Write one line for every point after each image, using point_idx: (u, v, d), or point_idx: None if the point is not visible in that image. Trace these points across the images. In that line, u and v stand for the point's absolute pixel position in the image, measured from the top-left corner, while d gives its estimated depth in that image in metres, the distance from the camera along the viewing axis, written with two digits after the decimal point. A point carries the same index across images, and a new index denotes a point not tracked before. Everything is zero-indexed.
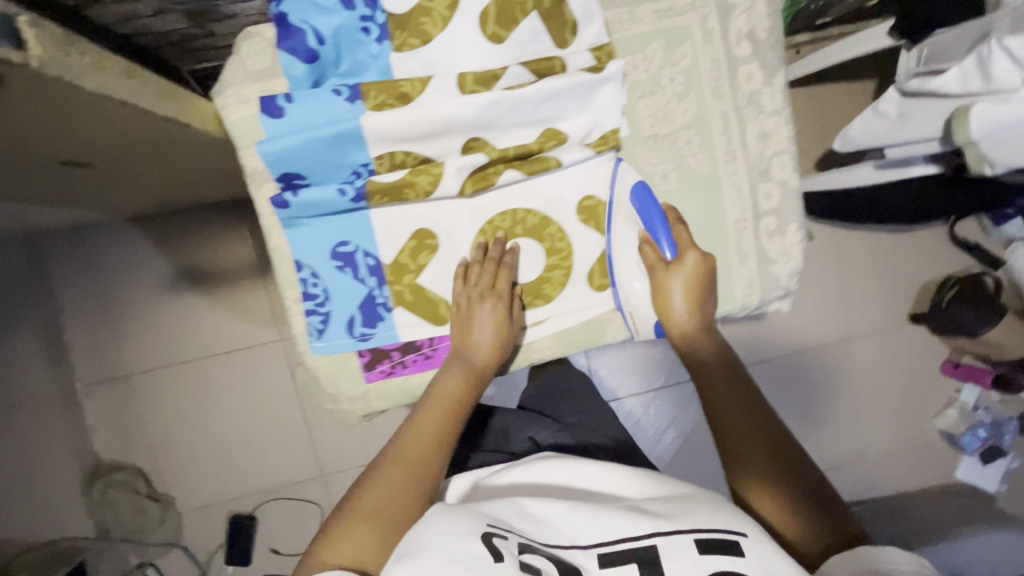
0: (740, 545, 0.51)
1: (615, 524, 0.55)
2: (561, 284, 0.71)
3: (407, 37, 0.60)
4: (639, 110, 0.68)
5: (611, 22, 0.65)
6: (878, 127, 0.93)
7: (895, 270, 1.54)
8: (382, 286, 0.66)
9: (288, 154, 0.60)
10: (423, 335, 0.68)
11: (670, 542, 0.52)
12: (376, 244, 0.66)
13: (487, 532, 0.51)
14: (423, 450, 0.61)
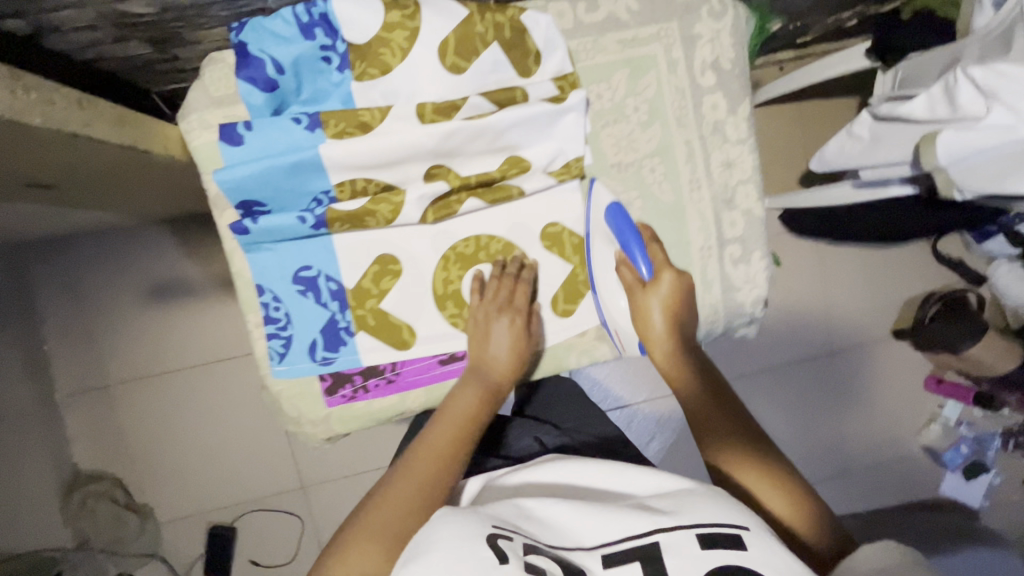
0: (742, 539, 0.48)
1: (617, 522, 0.52)
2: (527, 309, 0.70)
3: (366, 67, 0.59)
4: (603, 139, 0.68)
5: (575, 51, 0.65)
6: (852, 149, 0.92)
7: (879, 286, 1.54)
8: (344, 311, 0.65)
9: (246, 181, 0.59)
10: (385, 360, 0.66)
11: (673, 537, 0.49)
12: (338, 269, 0.64)
13: (492, 533, 0.49)
14: (433, 466, 0.58)
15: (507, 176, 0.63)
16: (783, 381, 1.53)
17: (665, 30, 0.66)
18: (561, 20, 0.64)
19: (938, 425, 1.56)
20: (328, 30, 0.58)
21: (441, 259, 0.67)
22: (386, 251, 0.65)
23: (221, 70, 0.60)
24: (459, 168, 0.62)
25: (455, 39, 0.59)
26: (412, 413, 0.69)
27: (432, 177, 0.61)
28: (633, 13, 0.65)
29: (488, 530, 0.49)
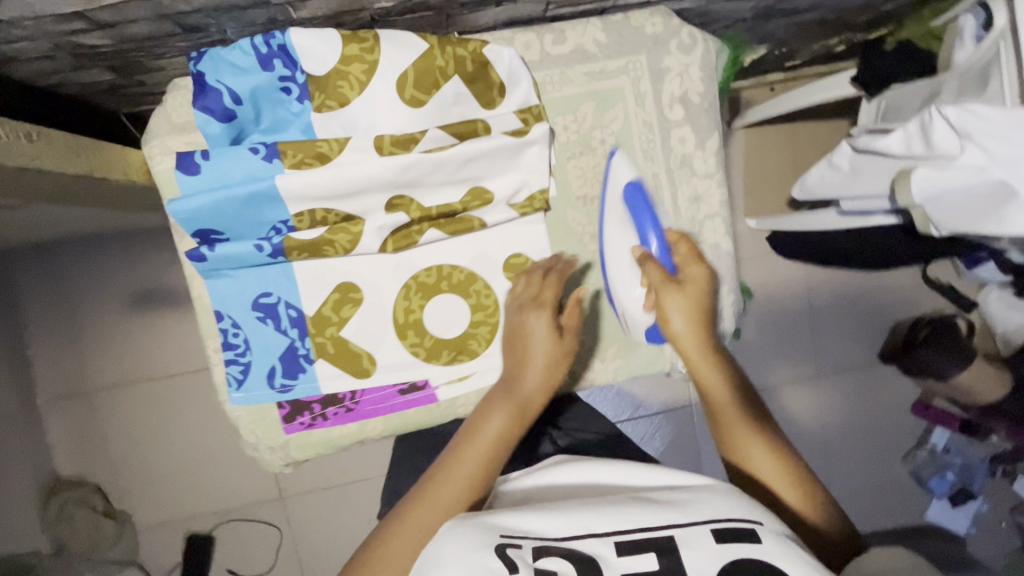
0: (758, 532, 0.44)
1: (622, 514, 0.46)
2: (488, 341, 0.66)
3: (324, 99, 0.56)
4: (569, 171, 0.66)
5: (541, 83, 0.63)
6: (833, 178, 0.92)
7: (866, 311, 1.53)
8: (303, 338, 0.63)
9: (198, 212, 0.56)
10: (342, 389, 0.64)
11: (685, 532, 0.44)
12: (298, 297, 0.63)
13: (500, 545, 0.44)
14: (460, 492, 0.53)
15: (469, 208, 0.62)
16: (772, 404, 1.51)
17: (634, 63, 0.64)
18: (528, 52, 0.62)
19: (924, 451, 1.55)
20: (287, 61, 0.54)
21: (400, 292, 0.64)
22: (346, 280, 0.63)
23: (183, 96, 0.58)
24: (422, 199, 0.61)
25: (414, 71, 0.56)
26: (373, 440, 0.68)
27: (394, 208, 0.60)
28: (601, 45, 0.63)
29: (495, 542, 0.44)
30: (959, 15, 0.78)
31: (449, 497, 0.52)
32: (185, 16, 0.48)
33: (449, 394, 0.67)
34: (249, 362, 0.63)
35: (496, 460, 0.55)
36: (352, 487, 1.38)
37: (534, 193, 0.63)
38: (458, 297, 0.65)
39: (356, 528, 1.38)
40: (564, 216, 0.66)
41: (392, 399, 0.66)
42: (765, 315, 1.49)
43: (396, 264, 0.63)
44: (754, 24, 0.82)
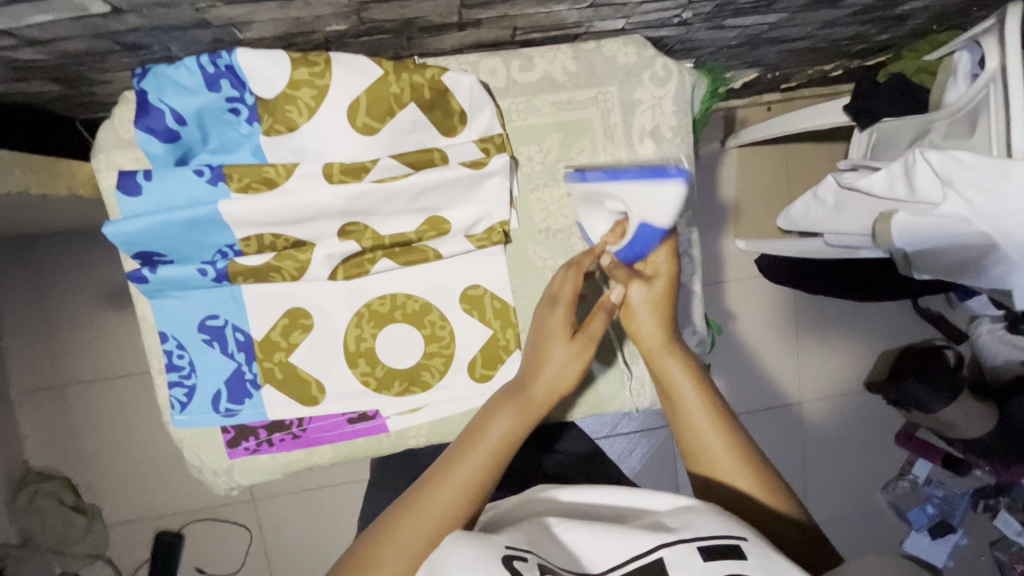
0: (743, 548, 0.40)
1: (619, 536, 0.43)
2: (442, 373, 0.64)
3: (273, 123, 0.54)
4: (531, 203, 0.63)
5: (506, 111, 0.61)
6: (816, 212, 0.89)
7: (855, 338, 1.50)
8: (250, 363, 0.62)
9: (136, 235, 0.54)
10: (288, 415, 0.63)
11: (674, 553, 0.41)
12: (246, 322, 0.61)
13: (507, 554, 0.40)
14: (458, 492, 0.48)
15: (425, 238, 0.60)
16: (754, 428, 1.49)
17: (604, 94, 0.62)
18: (494, 78, 0.60)
19: (906, 481, 1.53)
20: (235, 82, 0.52)
21: (354, 323, 0.62)
22: (294, 305, 0.61)
23: (131, 111, 0.57)
24: (377, 227, 0.59)
25: (369, 101, 0.54)
26: (321, 468, 0.67)
27: (347, 235, 0.59)
28: (570, 74, 0.61)
29: (500, 552, 0.40)
30: (954, 51, 0.75)
31: (448, 499, 0.48)
32: (122, 35, 0.46)
33: (400, 425, 0.65)
34: (193, 386, 0.62)
35: (500, 463, 0.51)
36: (324, 493, 1.37)
37: (493, 225, 0.61)
38: (412, 328, 0.63)
39: (326, 533, 1.38)
40: (525, 248, 0.64)
41: (341, 427, 0.64)
42: (752, 337, 1.47)
43: (347, 293, 0.62)
44: (738, 52, 0.79)
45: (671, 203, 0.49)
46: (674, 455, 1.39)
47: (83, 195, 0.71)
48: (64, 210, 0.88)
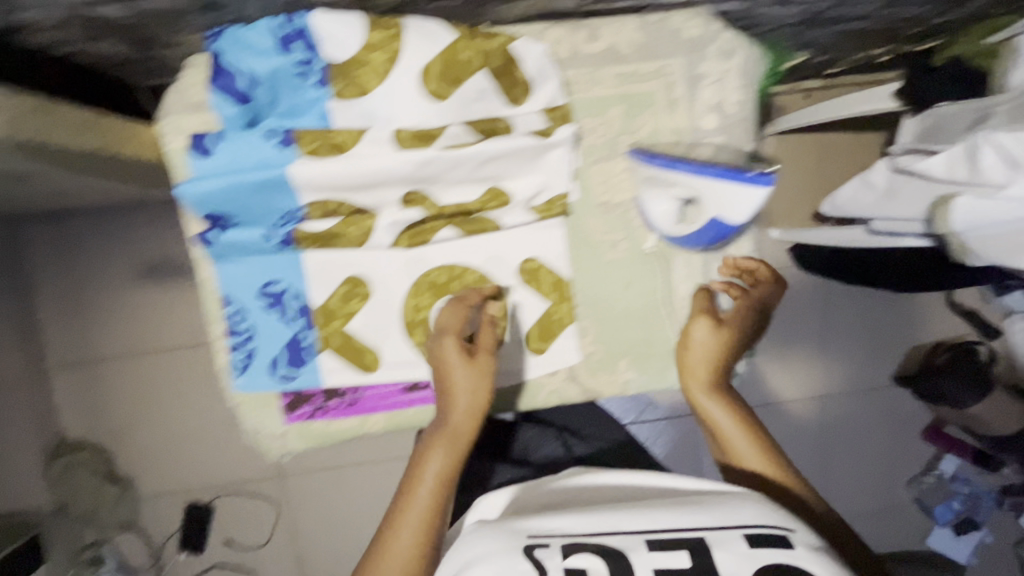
0: (791, 539, 0.46)
1: (654, 516, 0.49)
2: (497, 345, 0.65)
3: (344, 87, 0.54)
4: (592, 176, 0.62)
5: (570, 82, 0.60)
6: (866, 197, 0.88)
7: (887, 331, 1.48)
8: (309, 329, 0.62)
9: (207, 195, 0.55)
10: (345, 382, 0.63)
11: (714, 535, 0.46)
12: (307, 289, 0.62)
13: (530, 545, 0.46)
14: (411, 540, 0.52)
15: (486, 208, 0.61)
16: (782, 421, 1.48)
17: (668, 67, 0.61)
18: (559, 48, 0.59)
19: (932, 477, 1.50)
20: (307, 44, 0.52)
21: (412, 296, 0.63)
22: (356, 273, 0.62)
23: (197, 74, 0.57)
24: (439, 194, 0.59)
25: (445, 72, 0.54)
26: (373, 435, 0.67)
27: (410, 203, 0.59)
28: (636, 46, 0.60)
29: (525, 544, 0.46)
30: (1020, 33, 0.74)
31: (406, 547, 0.52)
32: None
33: None
34: (253, 350, 0.62)
35: (444, 497, 0.55)
36: (349, 470, 1.38)
37: (553, 197, 0.61)
38: None
39: (350, 510, 1.39)
40: (583, 222, 0.64)
41: (396, 396, 0.65)
42: (783, 329, 1.45)
43: (405, 262, 0.62)
44: (798, 29, 0.77)
45: (754, 205, 0.56)
46: (700, 443, 1.38)
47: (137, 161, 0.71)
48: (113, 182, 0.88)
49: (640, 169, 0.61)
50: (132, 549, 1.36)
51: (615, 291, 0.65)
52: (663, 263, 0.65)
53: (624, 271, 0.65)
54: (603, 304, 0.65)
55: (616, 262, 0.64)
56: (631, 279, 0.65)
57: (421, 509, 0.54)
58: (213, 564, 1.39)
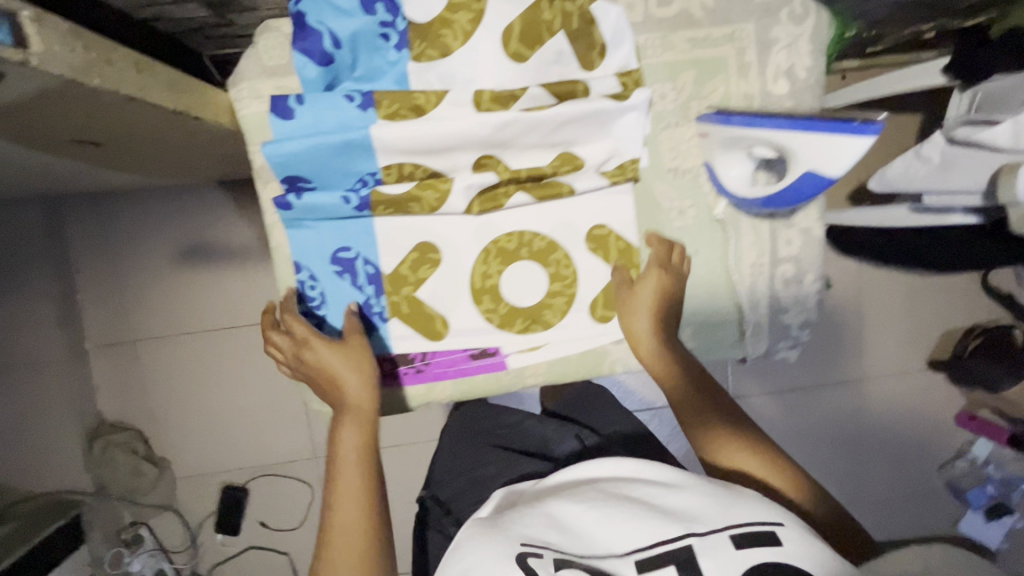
0: (779, 534, 0.46)
1: (640, 527, 0.49)
2: (564, 313, 0.65)
3: (426, 48, 0.58)
4: (661, 143, 0.63)
5: (642, 47, 0.61)
6: (918, 170, 0.87)
7: (927, 317, 1.43)
8: (379, 295, 0.64)
9: (288, 155, 0.57)
10: (414, 349, 0.65)
11: (702, 541, 0.47)
12: (378, 256, 0.63)
13: (522, 552, 0.47)
14: (361, 513, 0.54)
15: (558, 173, 0.61)
16: (821, 403, 1.46)
17: (740, 31, 0.61)
18: (631, 13, 0.60)
19: (964, 462, 1.48)
20: (390, 6, 0.57)
21: (485, 266, 0.63)
22: (425, 239, 0.63)
23: (275, 40, 0.58)
24: (512, 160, 0.61)
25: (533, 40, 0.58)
26: (440, 403, 0.69)
27: (480, 168, 0.60)
28: (707, 11, 0.61)
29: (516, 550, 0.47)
30: None
31: (359, 523, 0.54)
32: None
33: (522, 362, 0.67)
34: (325, 315, 0.64)
35: (371, 462, 0.58)
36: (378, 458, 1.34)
37: (625, 163, 0.61)
38: (537, 265, 0.64)
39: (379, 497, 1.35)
40: (653, 188, 0.64)
41: (463, 363, 0.66)
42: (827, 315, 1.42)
43: (479, 229, 0.63)
44: None
45: (855, 155, 0.51)
46: None
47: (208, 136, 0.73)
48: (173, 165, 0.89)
49: (717, 130, 0.59)
50: (170, 530, 1.37)
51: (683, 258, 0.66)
52: (730, 229, 0.65)
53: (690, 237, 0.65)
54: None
55: (684, 230, 0.65)
56: (697, 246, 0.65)
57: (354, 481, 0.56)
58: (249, 546, 1.38)
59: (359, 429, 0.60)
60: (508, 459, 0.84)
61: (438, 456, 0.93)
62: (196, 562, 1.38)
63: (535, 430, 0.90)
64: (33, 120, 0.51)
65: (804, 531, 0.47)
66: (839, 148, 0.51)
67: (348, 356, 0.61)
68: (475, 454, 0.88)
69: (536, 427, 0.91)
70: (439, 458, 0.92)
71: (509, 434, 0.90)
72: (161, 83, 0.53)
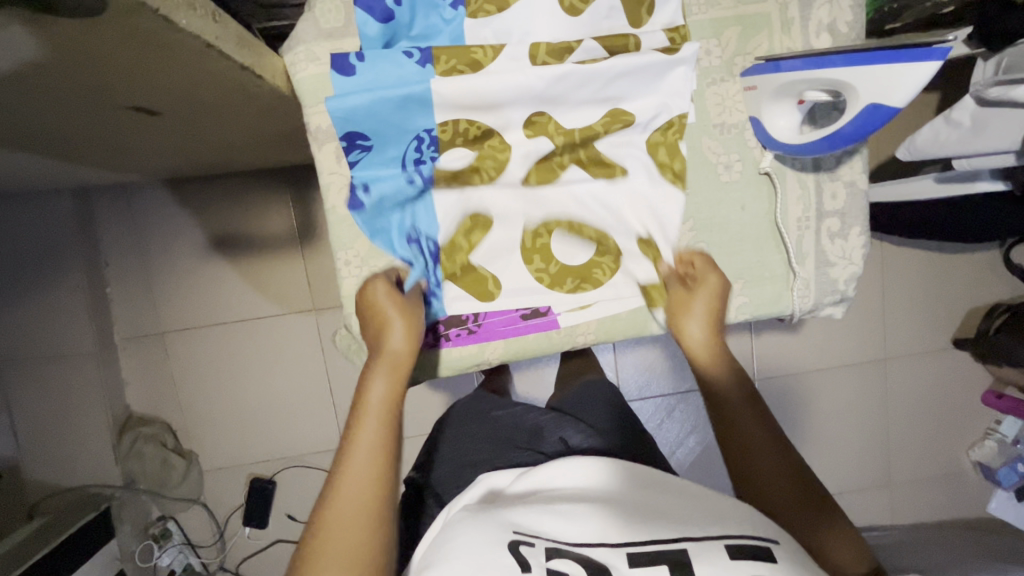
0: (774, 551, 0.51)
1: (642, 531, 0.54)
2: (612, 271, 0.71)
3: (483, 3, 0.63)
4: (708, 98, 0.68)
5: (688, 3, 0.66)
6: (949, 136, 0.87)
7: (951, 295, 1.43)
8: (434, 266, 0.68)
9: (351, 108, 0.63)
10: (467, 310, 0.69)
11: (697, 547, 0.51)
12: (438, 228, 0.68)
13: (514, 540, 0.52)
14: (373, 466, 0.56)
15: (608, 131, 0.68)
16: (851, 385, 1.45)
17: None
18: None
19: (992, 441, 1.45)
20: None
21: (537, 237, 0.70)
22: (481, 210, 0.69)
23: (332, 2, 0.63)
24: (561, 119, 0.67)
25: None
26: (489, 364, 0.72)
27: (530, 125, 0.67)
28: None
29: (510, 537, 0.53)
30: None
31: (370, 476, 0.55)
32: None
33: (573, 321, 0.71)
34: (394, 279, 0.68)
35: (392, 418, 0.59)
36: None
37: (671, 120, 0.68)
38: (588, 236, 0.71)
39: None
40: (699, 143, 0.69)
41: (515, 323, 0.70)
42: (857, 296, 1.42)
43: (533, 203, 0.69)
44: None
45: (918, 81, 0.53)
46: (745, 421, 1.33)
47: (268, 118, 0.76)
48: (216, 152, 0.91)
49: (767, 79, 0.62)
50: (198, 523, 1.36)
51: (731, 213, 0.70)
52: (778, 183, 0.69)
53: (735, 191, 0.70)
54: (719, 226, 0.71)
55: (731, 184, 0.70)
56: (732, 200, 0.70)
57: (371, 430, 0.58)
58: (277, 539, 1.37)
59: (389, 380, 0.61)
60: (498, 449, 0.86)
61: (427, 440, 0.95)
62: (224, 557, 1.37)
63: (527, 417, 0.91)
64: (101, 83, 0.53)
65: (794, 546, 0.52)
66: (898, 80, 0.54)
67: (396, 303, 0.64)
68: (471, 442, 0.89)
69: (529, 414, 0.92)
70: (428, 441, 0.94)
71: (501, 420, 0.92)
72: (230, 32, 0.51)
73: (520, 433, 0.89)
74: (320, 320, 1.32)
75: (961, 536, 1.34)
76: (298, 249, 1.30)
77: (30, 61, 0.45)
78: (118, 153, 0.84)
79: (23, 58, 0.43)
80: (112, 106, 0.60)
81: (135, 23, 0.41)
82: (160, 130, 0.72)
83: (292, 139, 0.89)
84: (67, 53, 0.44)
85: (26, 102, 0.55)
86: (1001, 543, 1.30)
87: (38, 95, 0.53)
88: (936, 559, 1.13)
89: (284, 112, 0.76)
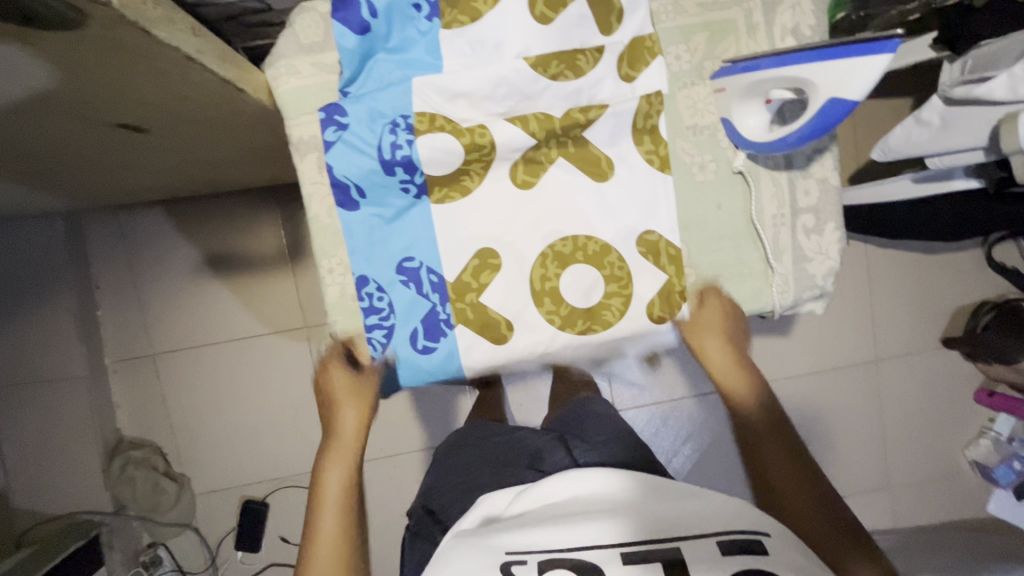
0: (764, 543, 0.52)
1: (631, 533, 0.55)
2: (622, 310, 0.73)
3: (457, 14, 0.67)
4: (680, 100, 0.71)
5: (657, 12, 0.70)
6: (919, 135, 0.90)
7: (938, 294, 1.44)
8: None
9: (389, 373, 0.74)
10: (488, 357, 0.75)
11: (690, 547, 0.52)
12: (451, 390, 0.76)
13: (505, 562, 0.52)
14: (335, 552, 0.66)
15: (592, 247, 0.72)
16: (844, 386, 1.44)
17: None
18: None
19: (987, 439, 1.45)
20: None
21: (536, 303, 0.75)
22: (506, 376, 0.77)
23: (312, 18, 0.67)
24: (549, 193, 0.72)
25: (560, 118, 0.70)
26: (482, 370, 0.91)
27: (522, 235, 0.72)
28: None
29: (500, 560, 0.52)
30: None
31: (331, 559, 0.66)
32: None
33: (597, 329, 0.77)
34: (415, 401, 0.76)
35: (346, 500, 0.71)
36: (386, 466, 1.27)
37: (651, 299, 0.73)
38: (591, 267, 0.73)
39: (386, 512, 1.27)
40: (674, 145, 0.72)
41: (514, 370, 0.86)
42: (844, 297, 1.43)
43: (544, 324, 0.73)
44: None
45: (872, 76, 0.56)
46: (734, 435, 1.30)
47: (255, 136, 0.78)
48: (204, 172, 0.93)
49: (734, 80, 0.65)
50: (190, 550, 1.33)
51: (707, 211, 0.72)
52: (751, 182, 0.72)
53: (711, 187, 0.72)
54: (698, 225, 0.73)
55: (706, 184, 0.72)
56: (711, 201, 0.72)
57: (331, 518, 0.69)
58: (270, 564, 1.34)
59: (344, 471, 0.72)
60: (497, 471, 0.82)
61: (429, 473, 0.92)
62: None
63: (528, 442, 0.87)
64: (87, 104, 0.55)
65: (788, 543, 0.54)
66: (856, 70, 0.57)
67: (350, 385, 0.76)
68: (469, 465, 0.86)
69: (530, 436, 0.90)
70: (431, 474, 0.91)
71: (500, 445, 0.88)
72: (209, 43, 0.53)
73: (520, 456, 0.85)
74: (310, 336, 1.32)
75: (963, 538, 1.32)
76: (288, 265, 1.30)
77: (18, 79, 0.46)
78: (105, 175, 0.85)
79: (14, 77, 0.45)
80: (99, 124, 0.61)
81: (115, 36, 0.42)
82: (146, 149, 0.74)
83: (278, 154, 0.91)
84: (53, 71, 0.46)
85: (15, 122, 0.56)
86: (1003, 543, 1.29)
87: (27, 117, 0.55)
88: (940, 563, 1.12)
89: (271, 128, 0.78)
